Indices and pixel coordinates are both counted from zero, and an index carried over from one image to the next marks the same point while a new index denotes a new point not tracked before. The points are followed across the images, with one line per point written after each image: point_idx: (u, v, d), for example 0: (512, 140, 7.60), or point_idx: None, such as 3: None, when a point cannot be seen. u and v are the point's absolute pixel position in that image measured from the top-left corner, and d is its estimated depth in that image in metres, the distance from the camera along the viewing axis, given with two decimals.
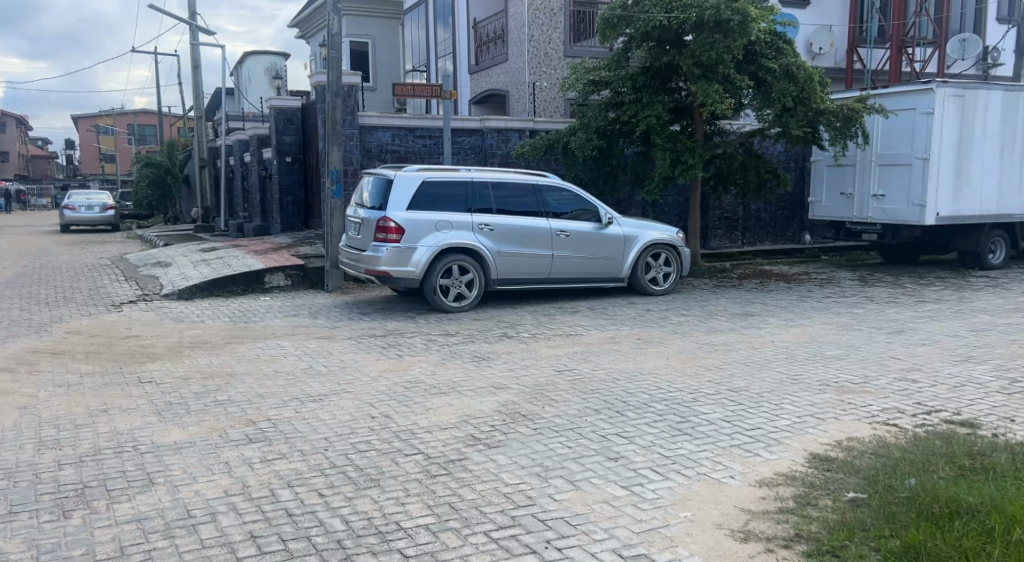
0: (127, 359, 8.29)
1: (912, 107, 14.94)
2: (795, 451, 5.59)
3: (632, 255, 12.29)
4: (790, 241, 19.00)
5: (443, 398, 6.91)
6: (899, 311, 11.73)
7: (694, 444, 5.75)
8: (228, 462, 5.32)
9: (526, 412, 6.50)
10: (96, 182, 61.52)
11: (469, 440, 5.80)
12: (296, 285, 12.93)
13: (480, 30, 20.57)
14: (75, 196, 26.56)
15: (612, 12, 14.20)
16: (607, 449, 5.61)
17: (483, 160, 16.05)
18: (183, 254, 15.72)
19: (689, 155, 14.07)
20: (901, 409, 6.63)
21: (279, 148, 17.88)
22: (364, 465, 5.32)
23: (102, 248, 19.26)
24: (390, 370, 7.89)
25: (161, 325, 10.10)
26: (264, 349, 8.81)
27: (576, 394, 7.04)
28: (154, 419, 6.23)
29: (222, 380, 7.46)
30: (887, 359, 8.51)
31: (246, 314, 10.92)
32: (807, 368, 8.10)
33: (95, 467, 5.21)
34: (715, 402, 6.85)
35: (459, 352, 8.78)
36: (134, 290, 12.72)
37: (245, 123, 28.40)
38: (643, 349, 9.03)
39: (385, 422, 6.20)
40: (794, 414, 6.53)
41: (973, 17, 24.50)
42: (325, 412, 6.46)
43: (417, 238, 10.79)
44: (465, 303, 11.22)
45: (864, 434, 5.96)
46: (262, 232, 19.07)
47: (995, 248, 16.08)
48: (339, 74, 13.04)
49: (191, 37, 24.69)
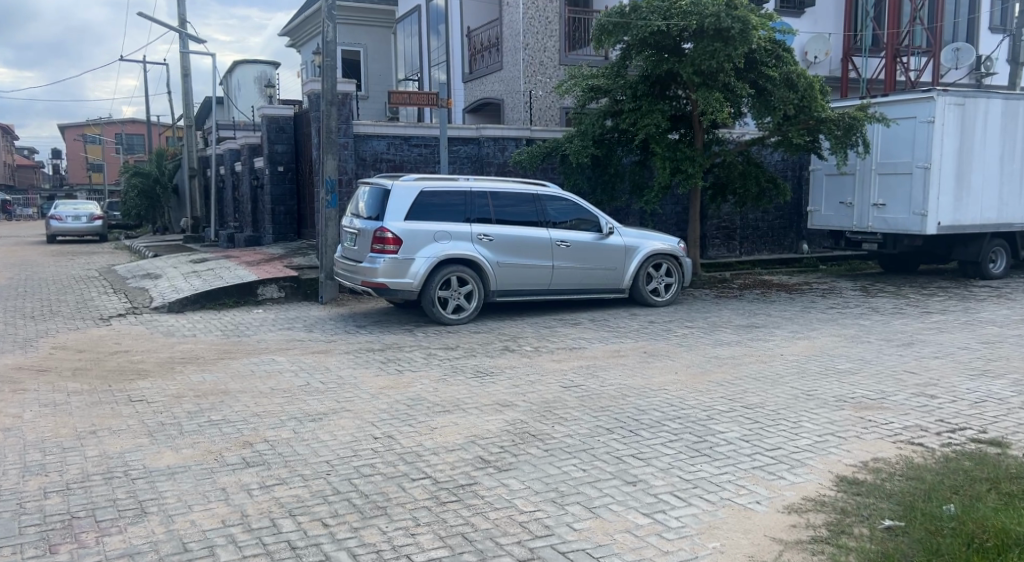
0: (116, 376, 7.98)
1: (912, 115, 14.77)
2: (821, 474, 5.33)
3: (634, 265, 12.04)
4: (787, 251, 18.79)
5: (447, 416, 6.62)
6: (906, 322, 11.52)
7: (714, 466, 5.49)
8: (225, 489, 5.03)
9: (535, 431, 6.22)
10: (82, 192, 60.90)
11: (478, 463, 5.52)
12: (290, 297, 12.64)
13: (474, 39, 20.35)
14: (62, 206, 26.17)
15: (610, 17, 14.02)
16: (624, 473, 5.34)
17: (480, 169, 15.82)
18: (172, 265, 15.39)
19: (690, 164, 13.87)
20: (924, 427, 6.39)
21: (272, 157, 17.59)
22: (369, 491, 5.03)
23: (89, 259, 18.87)
24: (391, 387, 7.59)
25: (152, 340, 9.79)
26: (259, 364, 8.51)
27: (586, 412, 6.77)
28: (145, 441, 5.92)
29: (216, 398, 7.16)
30: (902, 373, 8.28)
31: (240, 327, 10.62)
32: (821, 383, 7.85)
33: (84, 495, 4.90)
34: (731, 420, 6.58)
35: (461, 367, 8.51)
36: (122, 303, 12.40)
37: (235, 131, 28.11)
38: (650, 362, 8.77)
39: (388, 443, 5.91)
40: (814, 432, 6.27)
41: (966, 27, 24.51)
42: (325, 433, 6.17)
43: (416, 249, 10.52)
44: (465, 315, 10.94)
45: (890, 454, 5.71)
46: (253, 243, 18.74)
47: (995, 258, 15.96)
48: (334, 82, 12.77)
49: (181, 45, 24.40)
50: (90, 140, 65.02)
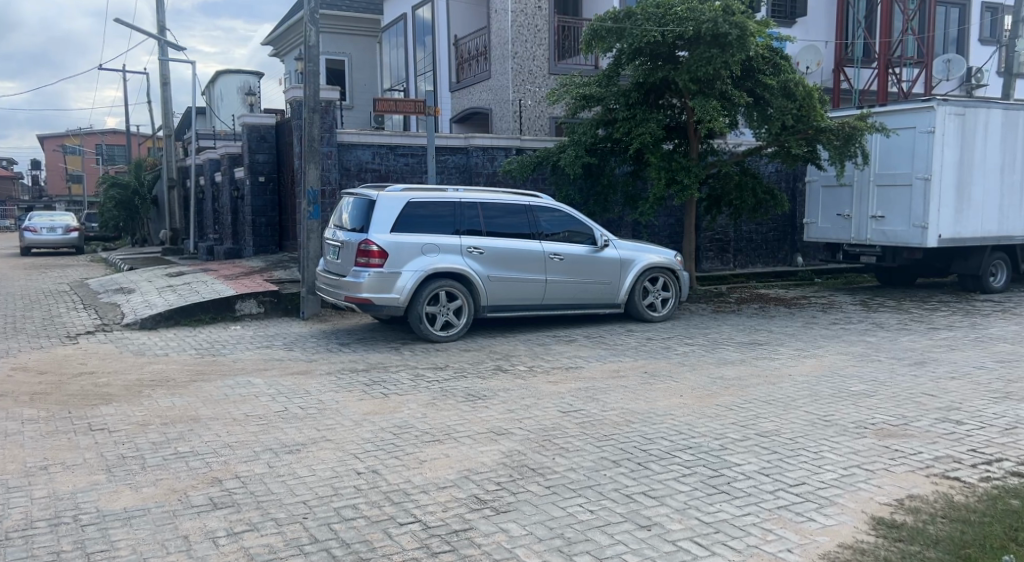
0: (77, 401, 7.36)
1: (912, 125, 14.34)
2: (854, 514, 4.84)
3: (630, 279, 11.54)
4: (781, 263, 18.37)
5: (438, 447, 6.05)
6: (914, 339, 11.04)
7: (735, 505, 4.97)
8: (187, 537, 4.49)
9: (535, 464, 5.67)
10: (61, 202, 60.09)
11: (473, 503, 4.96)
12: (269, 312, 12.03)
13: (461, 48, 19.85)
14: (36, 218, 25.45)
15: (603, 23, 13.46)
16: (636, 515, 4.81)
17: (468, 179, 15.30)
18: (148, 279, 14.73)
19: (685, 175, 13.36)
20: (958, 458, 5.87)
21: (253, 167, 17.01)
22: (351, 539, 4.50)
23: (61, 273, 18.13)
24: (377, 413, 7.02)
25: (120, 360, 9.17)
26: (233, 387, 7.93)
27: (588, 442, 6.20)
28: (102, 478, 5.34)
29: (185, 426, 6.58)
30: (921, 396, 7.77)
31: (216, 346, 10.01)
32: (839, 408, 7.32)
33: (24, 549, 4.35)
34: (747, 451, 6.05)
35: (451, 389, 7.94)
36: (92, 319, 11.76)
37: (217, 140, 27.38)
38: (652, 384, 8.23)
39: (373, 479, 5.35)
40: (839, 465, 5.75)
41: (956, 38, 24.32)
42: (302, 467, 5.59)
43: (401, 263, 9.96)
44: (454, 331, 10.36)
45: (926, 490, 5.20)
46: (234, 255, 18.08)
47: (995, 272, 15.55)
48: (317, 87, 12.20)
49: (160, 53, 23.78)
50: (70, 149, 64.14)
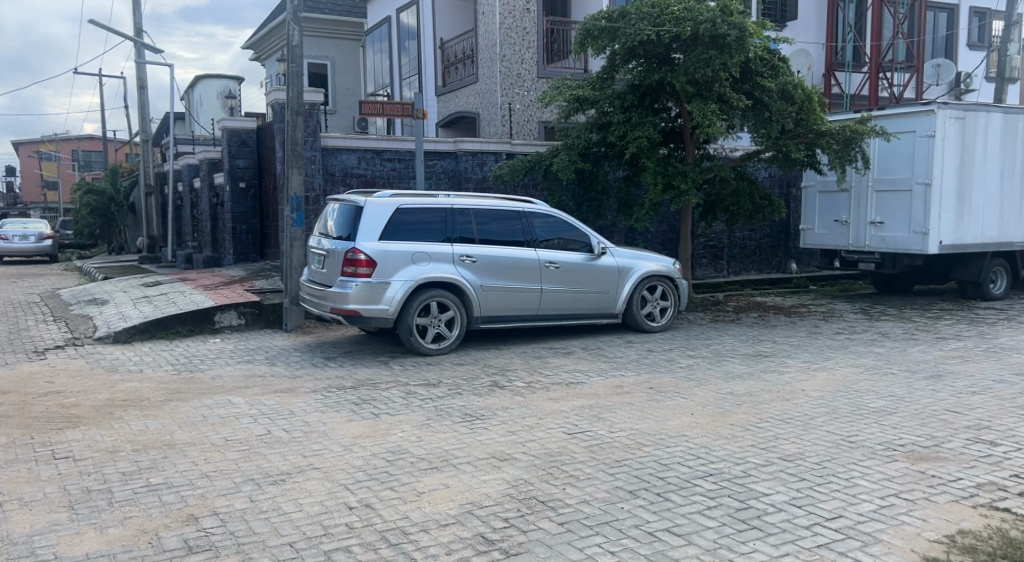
0: (41, 425, 6.77)
1: (912, 129, 13.96)
2: (902, 554, 4.38)
3: (627, 288, 11.05)
4: (775, 270, 17.97)
5: (436, 476, 5.52)
6: (924, 350, 10.60)
7: (771, 544, 4.49)
8: None
9: (544, 496, 5.16)
10: (36, 208, 59.11)
11: (479, 544, 4.46)
12: (250, 324, 11.47)
13: (447, 51, 19.29)
14: (8, 225, 24.64)
15: (595, 22, 12.97)
16: (663, 558, 4.34)
17: (457, 186, 14.77)
18: (122, 289, 14.08)
19: (681, 180, 12.84)
20: (1000, 485, 5.42)
21: (233, 172, 16.40)
22: None
23: (32, 283, 17.41)
24: (367, 437, 6.47)
25: (91, 377, 8.56)
26: (211, 407, 7.36)
27: (600, 469, 5.70)
28: (63, 517, 4.77)
29: (159, 453, 6.01)
30: (945, 414, 7.31)
31: (194, 361, 9.43)
32: (862, 428, 6.84)
33: None
34: (773, 478, 5.57)
35: (446, 408, 7.40)
36: (62, 332, 11.12)
37: (195, 146, 26.68)
38: (659, 401, 7.74)
39: (366, 515, 4.82)
40: (875, 493, 5.27)
41: (945, 43, 24.02)
42: (287, 502, 5.05)
43: (391, 272, 9.43)
44: (446, 344, 9.83)
45: (977, 525, 4.74)
46: (213, 263, 17.46)
47: (995, 278, 15.21)
48: (300, 89, 11.65)
49: (137, 56, 23.12)
50: (46, 155, 63.23)
